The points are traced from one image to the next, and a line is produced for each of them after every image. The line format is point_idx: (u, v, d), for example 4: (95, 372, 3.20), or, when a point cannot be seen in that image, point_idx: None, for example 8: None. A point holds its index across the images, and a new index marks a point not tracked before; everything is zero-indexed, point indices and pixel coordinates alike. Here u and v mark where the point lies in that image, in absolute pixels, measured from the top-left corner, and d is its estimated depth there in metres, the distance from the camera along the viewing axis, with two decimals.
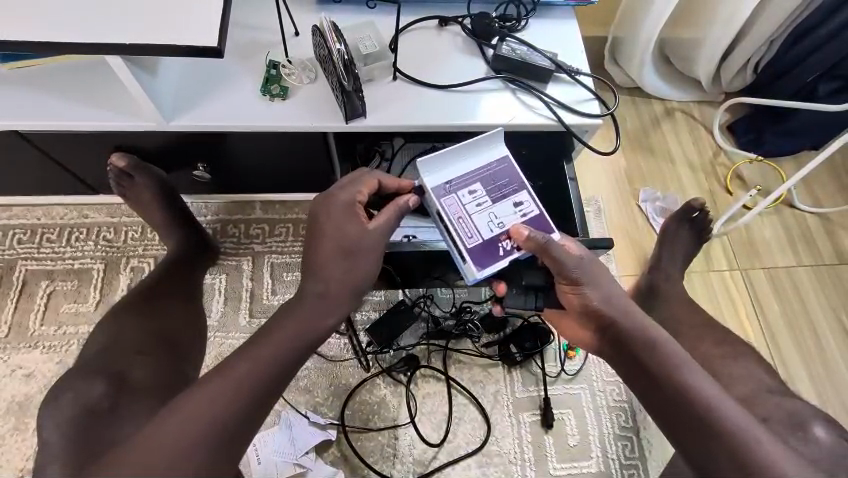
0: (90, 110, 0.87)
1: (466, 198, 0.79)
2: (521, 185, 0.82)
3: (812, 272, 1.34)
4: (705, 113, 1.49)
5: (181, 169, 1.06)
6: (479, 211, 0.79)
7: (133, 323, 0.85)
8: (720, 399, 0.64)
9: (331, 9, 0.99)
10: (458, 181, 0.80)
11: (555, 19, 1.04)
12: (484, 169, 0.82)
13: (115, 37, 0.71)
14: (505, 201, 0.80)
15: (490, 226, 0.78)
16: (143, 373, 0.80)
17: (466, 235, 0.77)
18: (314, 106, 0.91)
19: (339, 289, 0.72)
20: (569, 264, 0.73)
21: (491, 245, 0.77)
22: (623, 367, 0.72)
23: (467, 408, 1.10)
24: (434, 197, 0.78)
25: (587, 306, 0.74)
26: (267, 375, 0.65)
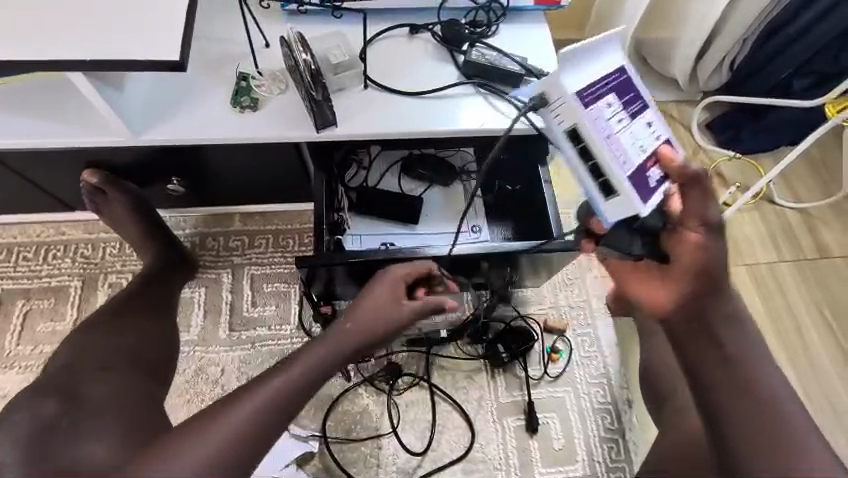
0: (57, 127, 0.87)
1: (608, 113, 0.68)
2: (646, 101, 0.75)
3: (794, 267, 1.34)
4: (684, 112, 1.50)
5: (155, 183, 1.05)
6: (621, 129, 0.69)
7: (100, 339, 0.84)
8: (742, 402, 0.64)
9: (301, 20, 0.99)
10: (594, 88, 0.67)
11: (525, 24, 1.04)
12: (613, 78, 0.71)
13: (76, 54, 0.71)
14: (638, 119, 0.72)
15: (638, 150, 0.70)
16: (101, 389, 0.78)
17: (621, 162, 0.67)
18: (285, 118, 0.91)
19: (345, 341, 0.77)
20: (712, 211, 0.71)
21: (644, 175, 0.69)
22: (689, 333, 0.70)
23: (451, 415, 1.09)
24: (579, 105, 0.65)
25: (699, 265, 0.71)
26: (272, 411, 0.70)
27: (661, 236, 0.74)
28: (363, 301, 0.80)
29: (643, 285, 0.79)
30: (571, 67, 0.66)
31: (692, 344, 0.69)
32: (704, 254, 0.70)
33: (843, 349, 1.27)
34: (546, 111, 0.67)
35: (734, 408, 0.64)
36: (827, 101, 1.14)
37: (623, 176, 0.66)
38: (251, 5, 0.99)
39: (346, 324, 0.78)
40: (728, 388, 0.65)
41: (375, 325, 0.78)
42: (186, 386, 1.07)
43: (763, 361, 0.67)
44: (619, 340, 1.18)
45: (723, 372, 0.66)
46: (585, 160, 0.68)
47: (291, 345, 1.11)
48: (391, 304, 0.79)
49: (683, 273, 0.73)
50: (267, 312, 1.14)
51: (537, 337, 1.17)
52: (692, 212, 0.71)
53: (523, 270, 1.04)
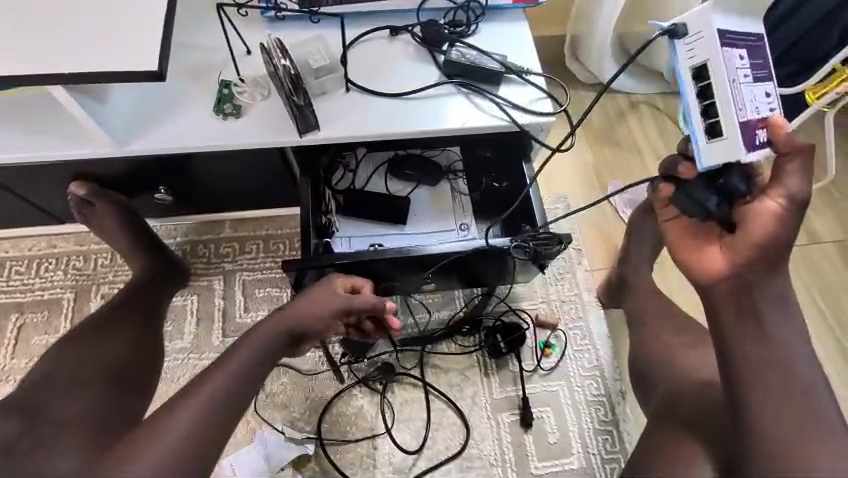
0: (41, 140, 0.88)
1: (740, 59, 0.64)
2: (770, 76, 0.70)
3: None
4: (670, 103, 1.51)
5: (143, 193, 1.06)
6: (747, 82, 0.64)
7: (73, 355, 0.83)
8: (764, 377, 0.63)
9: (282, 26, 1.00)
10: (733, 35, 0.64)
11: (505, 22, 1.05)
12: (746, 37, 0.67)
13: (55, 68, 0.72)
14: (760, 85, 0.67)
15: (755, 105, 0.64)
16: (73, 409, 0.76)
17: (740, 107, 0.62)
18: (267, 124, 0.91)
19: (283, 330, 0.83)
20: (803, 185, 0.61)
21: (756, 128, 0.63)
22: (732, 312, 0.64)
23: (446, 413, 1.10)
24: (716, 36, 0.61)
25: (771, 237, 0.61)
26: (229, 394, 0.75)
27: (734, 201, 0.65)
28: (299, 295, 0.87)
29: (697, 252, 0.67)
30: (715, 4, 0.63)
31: (733, 322, 0.64)
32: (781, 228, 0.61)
33: (833, 334, 1.28)
34: (679, 42, 0.64)
35: (765, 400, 0.62)
36: (805, 88, 1.14)
37: (736, 117, 0.61)
38: (230, 13, 0.99)
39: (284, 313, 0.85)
40: (762, 381, 0.63)
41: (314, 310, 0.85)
42: None
43: (798, 343, 0.64)
44: (611, 332, 1.19)
45: (762, 361, 0.63)
46: (701, 98, 0.63)
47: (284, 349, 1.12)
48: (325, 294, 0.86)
49: (746, 243, 0.62)
50: (260, 317, 1.14)
51: (529, 331, 1.18)
52: (779, 179, 0.63)
53: (511, 266, 1.05)
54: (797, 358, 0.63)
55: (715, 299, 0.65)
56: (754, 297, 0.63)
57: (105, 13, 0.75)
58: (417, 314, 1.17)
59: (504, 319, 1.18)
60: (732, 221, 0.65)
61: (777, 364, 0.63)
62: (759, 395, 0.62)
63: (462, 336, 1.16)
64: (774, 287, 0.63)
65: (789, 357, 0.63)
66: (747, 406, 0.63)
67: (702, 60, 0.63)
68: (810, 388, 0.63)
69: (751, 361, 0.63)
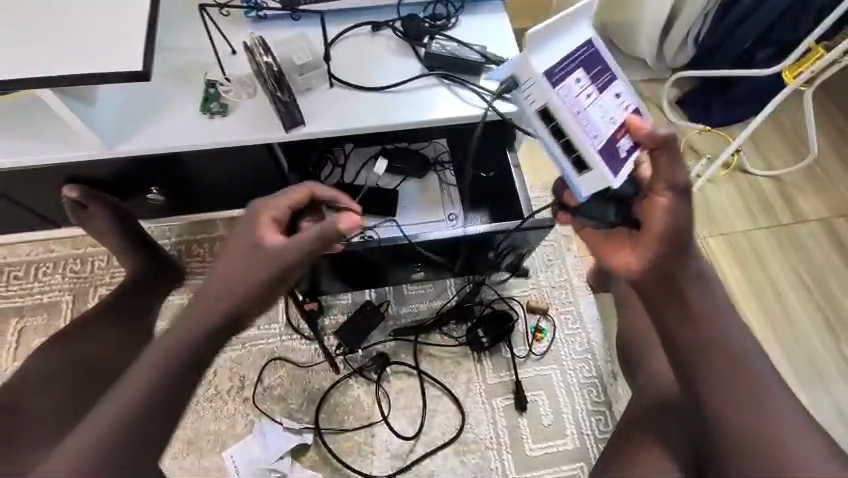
0: (33, 143, 0.90)
1: (575, 87, 0.68)
2: (614, 72, 0.76)
3: (770, 233, 1.38)
4: (655, 89, 1.53)
5: (134, 195, 1.08)
6: (590, 103, 0.69)
7: (62, 353, 0.88)
8: (720, 364, 0.67)
9: (265, 25, 1.02)
10: (562, 69, 0.67)
11: (484, 14, 1.07)
12: (581, 51, 0.71)
13: (42, 72, 0.74)
14: (607, 90, 0.73)
15: (606, 123, 0.70)
16: (44, 403, 0.83)
17: (596, 130, 0.68)
18: (252, 122, 0.93)
19: (214, 299, 0.70)
20: (680, 173, 0.69)
21: (613, 147, 0.69)
22: (668, 310, 0.71)
23: (441, 399, 1.12)
24: (546, 83, 0.64)
25: (668, 230, 0.70)
26: (157, 392, 0.67)
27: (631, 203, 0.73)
28: (222, 262, 0.72)
29: (617, 253, 0.77)
30: (537, 45, 0.65)
31: (670, 317, 0.71)
32: (673, 216, 0.69)
33: (822, 310, 1.30)
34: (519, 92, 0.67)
35: (720, 387, 0.66)
36: (783, 68, 1.16)
37: (593, 149, 0.66)
38: (213, 15, 1.01)
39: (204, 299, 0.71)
40: (712, 369, 0.67)
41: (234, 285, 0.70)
42: None
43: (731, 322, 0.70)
44: (602, 315, 1.21)
45: (706, 349, 0.68)
46: (556, 136, 0.67)
47: (281, 343, 1.14)
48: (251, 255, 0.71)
49: (651, 238, 0.71)
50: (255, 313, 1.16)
51: (520, 318, 1.20)
52: (658, 176, 0.70)
53: (498, 254, 1.07)
54: (735, 339, 0.69)
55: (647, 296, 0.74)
56: (678, 287, 0.71)
57: (91, 19, 0.78)
58: (410, 305, 1.19)
59: (495, 306, 1.20)
60: (634, 221, 0.74)
61: (721, 350, 0.68)
62: (714, 383, 0.67)
63: (455, 324, 1.18)
64: (689, 271, 0.71)
65: (730, 342, 0.68)
66: (706, 397, 0.67)
67: (542, 105, 0.66)
68: (757, 368, 0.68)
69: (696, 352, 0.68)
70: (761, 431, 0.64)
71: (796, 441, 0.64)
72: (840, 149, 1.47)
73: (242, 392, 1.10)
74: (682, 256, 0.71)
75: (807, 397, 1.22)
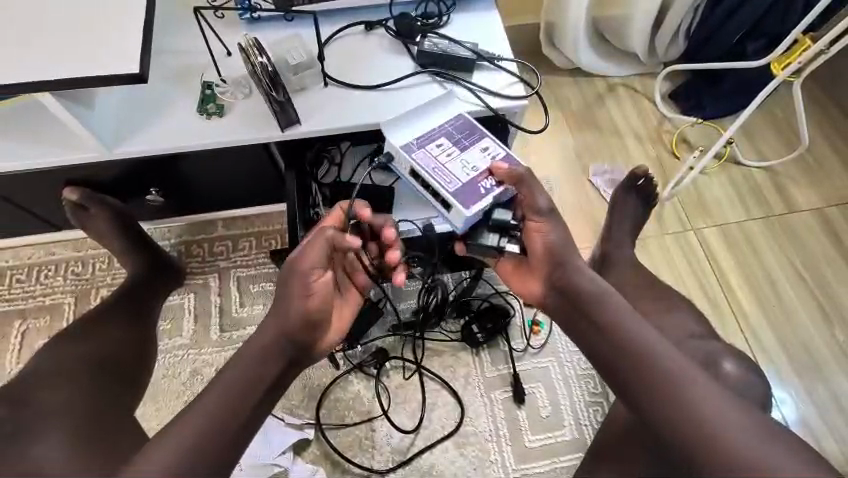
0: (34, 147, 0.92)
1: (435, 150, 0.87)
2: (482, 133, 0.91)
3: (763, 223, 1.39)
4: (647, 84, 1.55)
5: (135, 196, 1.10)
6: (450, 160, 0.86)
7: (67, 350, 0.86)
8: (640, 365, 0.67)
9: (259, 27, 1.04)
10: (424, 139, 0.89)
11: (476, 13, 1.09)
12: (449, 124, 0.92)
13: (41, 75, 0.75)
14: (474, 147, 0.89)
15: (465, 171, 0.85)
16: (54, 396, 0.79)
17: (451, 178, 0.84)
18: (248, 122, 0.95)
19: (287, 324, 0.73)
20: (539, 199, 0.82)
21: (472, 186, 0.83)
22: (584, 323, 0.74)
23: (440, 393, 1.13)
24: (405, 153, 0.86)
25: (546, 250, 0.81)
26: (220, 426, 0.65)
27: (513, 233, 0.84)
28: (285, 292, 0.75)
29: (519, 282, 0.86)
30: (402, 127, 0.89)
31: (585, 333, 0.74)
32: (544, 236, 0.81)
33: (815, 299, 1.31)
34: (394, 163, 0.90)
35: (653, 398, 0.65)
36: (771, 60, 1.18)
37: (449, 191, 0.83)
38: (208, 17, 1.03)
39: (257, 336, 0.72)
40: (641, 381, 0.66)
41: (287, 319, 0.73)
42: (182, 388, 1.11)
43: (633, 323, 0.72)
44: None
45: (629, 358, 0.68)
46: (424, 187, 0.87)
47: None
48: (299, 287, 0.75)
49: (537, 259, 0.82)
50: (256, 311, 1.18)
51: (517, 312, 1.21)
52: (528, 206, 0.83)
53: None
54: (651, 341, 0.69)
55: (554, 312, 0.81)
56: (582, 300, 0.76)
57: (88, 24, 0.79)
58: (408, 301, 1.21)
59: (492, 301, 1.21)
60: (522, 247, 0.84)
61: (639, 356, 0.68)
62: (648, 395, 0.65)
63: (452, 319, 1.19)
64: (583, 278, 0.78)
65: (646, 345, 0.68)
66: (646, 408, 0.66)
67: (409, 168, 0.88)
68: (681, 367, 0.66)
69: (621, 363, 0.69)
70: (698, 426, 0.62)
71: (744, 438, 0.61)
72: (833, 140, 1.48)
73: None
74: (570, 269, 0.79)
75: (803, 386, 1.23)
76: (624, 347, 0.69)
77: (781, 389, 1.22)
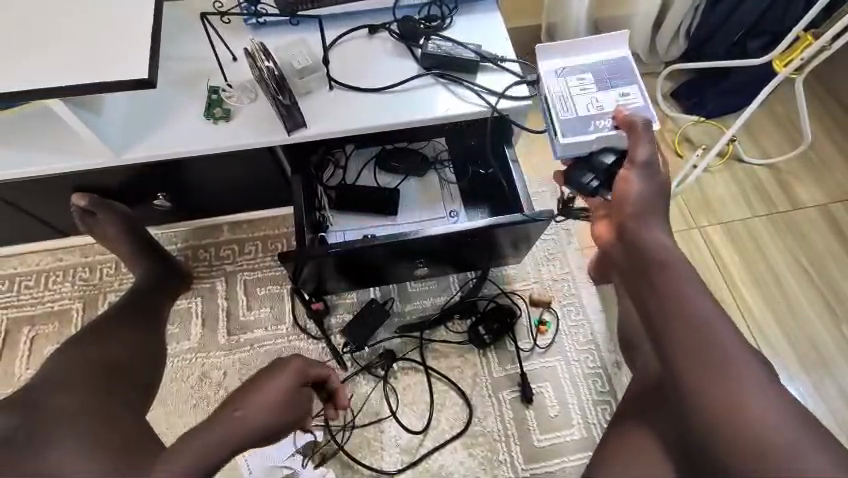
0: (43, 153, 0.92)
1: (574, 82, 0.93)
2: (634, 79, 0.92)
3: (767, 221, 1.39)
4: (649, 83, 1.55)
5: (142, 201, 1.10)
6: (582, 94, 0.92)
7: (79, 354, 0.86)
8: (688, 331, 0.66)
9: (264, 32, 1.05)
10: (571, 68, 0.95)
11: (479, 14, 1.10)
12: (606, 63, 0.94)
13: (52, 82, 0.76)
14: (613, 90, 0.92)
15: (588, 107, 0.91)
16: (66, 399, 0.79)
17: (570, 111, 0.90)
18: (254, 126, 0.96)
19: (260, 412, 0.72)
20: (641, 151, 0.80)
21: (585, 120, 0.89)
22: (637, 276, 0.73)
23: (448, 394, 1.13)
24: (544, 76, 0.94)
25: (625, 199, 0.78)
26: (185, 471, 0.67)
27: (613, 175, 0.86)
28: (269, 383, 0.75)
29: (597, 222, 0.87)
30: (556, 56, 0.96)
31: (637, 287, 0.73)
32: (630, 185, 0.78)
33: (821, 294, 1.31)
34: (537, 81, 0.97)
35: (697, 371, 0.64)
36: (773, 57, 1.17)
37: (560, 115, 0.90)
38: (213, 22, 1.04)
39: (234, 412, 0.71)
40: (684, 345, 0.65)
41: (265, 414, 0.72)
42: (190, 392, 1.11)
43: (695, 288, 0.69)
44: (605, 306, 1.22)
45: (681, 327, 0.66)
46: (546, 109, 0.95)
47: (289, 343, 1.16)
48: (291, 393, 0.76)
49: (615, 204, 0.80)
50: (263, 314, 1.18)
51: (523, 313, 1.21)
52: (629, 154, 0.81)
53: (500, 247, 1.09)
54: (704, 308, 0.67)
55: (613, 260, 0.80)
56: (647, 261, 0.73)
57: (95, 32, 0.80)
58: (415, 302, 1.21)
59: (498, 301, 1.22)
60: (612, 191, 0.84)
61: (693, 327, 0.66)
62: (683, 358, 0.65)
63: (458, 320, 1.19)
64: (654, 235, 0.75)
65: (703, 317, 0.66)
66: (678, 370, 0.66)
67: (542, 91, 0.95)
68: (734, 346, 0.65)
69: (673, 332, 0.66)
70: (726, 395, 0.62)
71: (779, 427, 0.60)
72: (836, 136, 1.48)
73: None
74: (642, 226, 0.76)
75: (811, 382, 1.23)
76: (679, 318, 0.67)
77: (789, 385, 1.22)
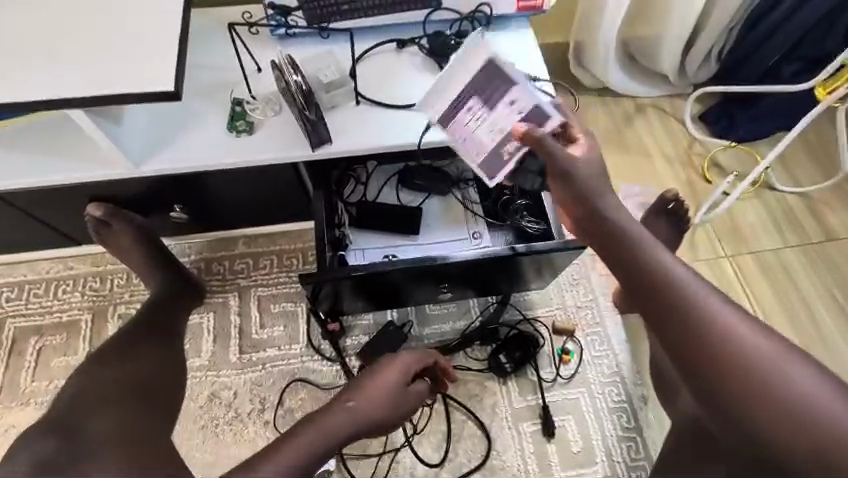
0: (60, 162, 0.89)
1: (466, 117, 0.83)
2: (511, 81, 0.79)
3: (800, 251, 1.34)
4: (677, 105, 1.51)
5: (158, 212, 1.07)
6: (477, 127, 0.82)
7: (108, 373, 0.83)
8: (671, 300, 0.61)
9: (291, 43, 1.02)
10: (457, 103, 0.83)
11: (511, 31, 1.06)
12: (483, 76, 0.80)
13: (77, 91, 0.74)
14: (501, 105, 0.80)
15: (491, 136, 0.82)
16: (104, 423, 0.76)
17: (480, 153, 0.84)
18: (278, 141, 0.92)
19: (376, 402, 0.76)
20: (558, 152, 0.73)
21: (496, 155, 0.83)
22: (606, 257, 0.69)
23: (466, 424, 1.09)
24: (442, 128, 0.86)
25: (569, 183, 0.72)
26: (313, 450, 0.68)
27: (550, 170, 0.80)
28: (380, 374, 0.80)
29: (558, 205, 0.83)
30: (439, 96, 0.85)
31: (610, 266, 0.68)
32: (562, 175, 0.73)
33: None
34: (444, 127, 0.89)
35: (694, 346, 0.58)
36: (817, 84, 1.13)
37: (472, 162, 0.85)
38: (240, 33, 1.01)
39: (347, 402, 0.75)
40: (673, 316, 0.60)
41: (374, 409, 0.76)
42: (199, 412, 1.07)
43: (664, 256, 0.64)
44: (631, 337, 1.17)
45: (690, 338, 0.59)
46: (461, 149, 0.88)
47: (302, 364, 1.12)
48: (400, 387, 0.80)
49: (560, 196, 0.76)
50: (276, 333, 1.14)
51: (546, 341, 1.16)
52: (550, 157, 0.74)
53: (525, 272, 1.05)
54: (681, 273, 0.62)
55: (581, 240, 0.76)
56: (610, 236, 0.68)
57: (91, 26, 0.78)
58: (433, 326, 1.16)
59: (520, 328, 1.17)
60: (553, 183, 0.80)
61: (678, 301, 0.61)
62: (677, 333, 0.60)
63: (478, 346, 1.15)
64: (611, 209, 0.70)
65: (682, 286, 0.61)
66: (676, 347, 0.60)
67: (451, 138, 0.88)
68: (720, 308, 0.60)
69: (691, 349, 0.58)
70: (731, 367, 0.56)
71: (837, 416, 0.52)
72: None
73: (262, 415, 1.07)
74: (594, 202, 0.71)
75: None
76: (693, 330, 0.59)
77: None
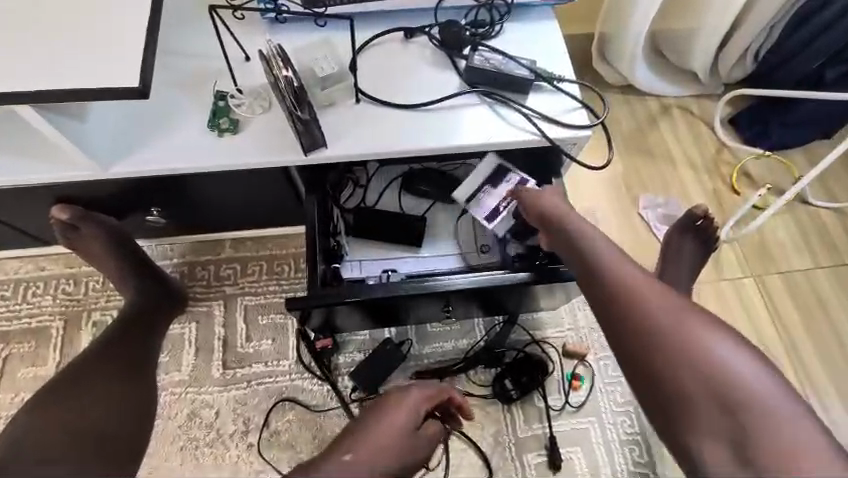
0: (17, 162, 0.79)
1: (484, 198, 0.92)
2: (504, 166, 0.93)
3: (831, 272, 1.24)
4: (705, 107, 1.39)
5: (133, 213, 0.97)
6: (492, 200, 0.92)
7: (55, 418, 0.73)
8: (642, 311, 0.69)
9: (283, 29, 0.90)
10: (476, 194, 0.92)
11: (533, 22, 0.94)
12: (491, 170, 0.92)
13: (25, 85, 0.63)
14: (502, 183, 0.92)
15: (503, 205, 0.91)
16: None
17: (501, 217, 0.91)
18: (264, 142, 0.81)
19: (381, 451, 0.65)
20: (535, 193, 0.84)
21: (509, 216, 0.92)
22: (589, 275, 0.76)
23: (466, 453, 1.01)
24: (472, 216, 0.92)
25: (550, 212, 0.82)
26: None
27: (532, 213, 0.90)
28: (383, 416, 0.69)
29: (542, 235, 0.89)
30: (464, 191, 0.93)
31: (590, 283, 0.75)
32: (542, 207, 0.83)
33: None
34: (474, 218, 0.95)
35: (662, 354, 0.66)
36: None
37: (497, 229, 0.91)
38: (225, 16, 0.89)
39: (345, 454, 0.64)
40: (646, 326, 0.68)
41: (378, 460, 0.65)
42: (177, 433, 0.99)
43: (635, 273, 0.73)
44: None
45: (660, 348, 0.66)
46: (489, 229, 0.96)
47: (290, 382, 1.03)
48: (408, 431, 0.69)
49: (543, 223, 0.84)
50: (263, 347, 1.05)
51: (555, 364, 1.08)
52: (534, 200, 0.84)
53: (537, 294, 0.95)
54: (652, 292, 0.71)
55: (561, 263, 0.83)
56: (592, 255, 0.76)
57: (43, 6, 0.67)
58: (432, 345, 1.07)
59: (528, 351, 1.08)
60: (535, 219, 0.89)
61: (650, 313, 0.68)
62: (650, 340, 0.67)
63: (482, 368, 1.06)
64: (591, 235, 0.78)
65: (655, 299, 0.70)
66: (645, 352, 0.67)
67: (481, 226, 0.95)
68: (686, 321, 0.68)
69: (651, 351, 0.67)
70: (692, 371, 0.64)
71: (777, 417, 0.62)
72: None
73: (246, 438, 0.99)
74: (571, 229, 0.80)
75: None
76: (642, 334, 0.67)
77: None
